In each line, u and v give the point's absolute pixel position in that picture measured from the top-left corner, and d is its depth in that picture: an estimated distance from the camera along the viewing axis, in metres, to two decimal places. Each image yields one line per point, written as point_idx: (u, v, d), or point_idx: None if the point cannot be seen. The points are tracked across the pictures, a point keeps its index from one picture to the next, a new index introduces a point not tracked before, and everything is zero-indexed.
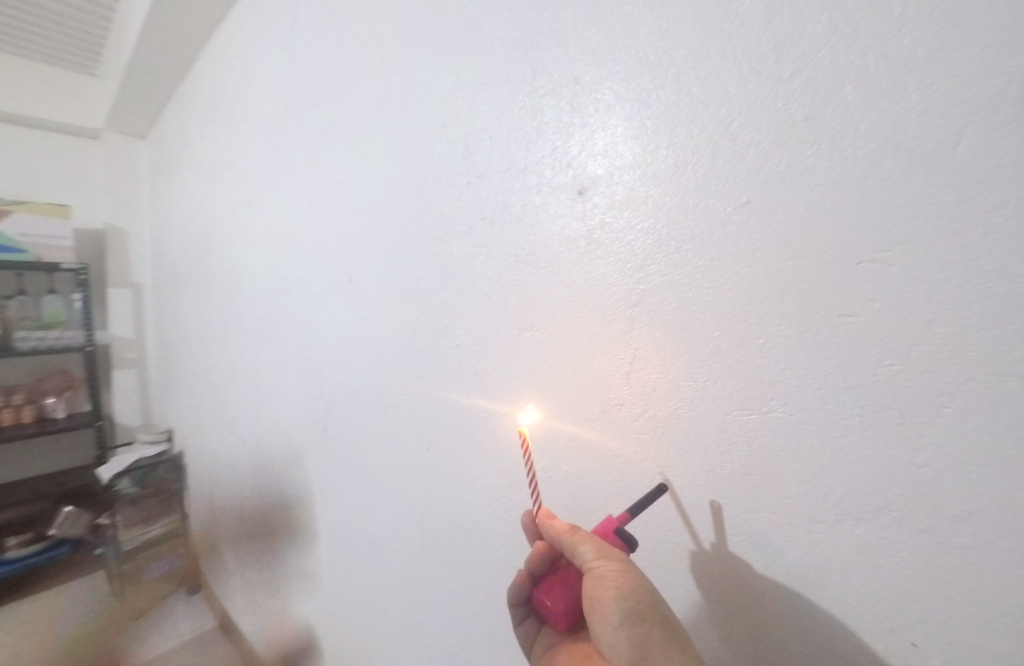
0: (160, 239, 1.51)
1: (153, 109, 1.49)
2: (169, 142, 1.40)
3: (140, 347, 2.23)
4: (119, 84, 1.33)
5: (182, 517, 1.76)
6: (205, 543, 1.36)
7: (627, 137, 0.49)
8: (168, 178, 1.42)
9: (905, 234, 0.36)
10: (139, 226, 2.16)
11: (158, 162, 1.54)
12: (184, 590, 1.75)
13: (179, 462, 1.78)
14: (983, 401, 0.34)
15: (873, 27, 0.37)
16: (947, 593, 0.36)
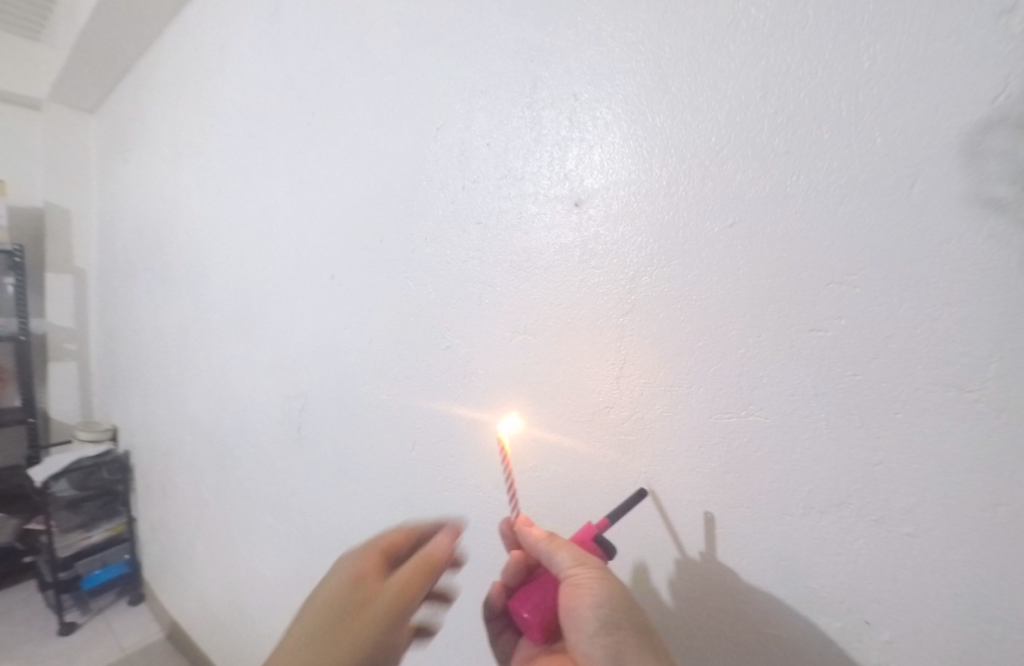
0: (110, 223, 1.40)
1: (107, 84, 1.38)
2: (126, 119, 1.30)
3: (81, 339, 2.04)
4: (72, 55, 1.22)
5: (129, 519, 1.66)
6: (153, 547, 1.29)
7: (623, 155, 0.52)
8: (122, 158, 1.33)
9: (870, 260, 0.41)
10: (84, 207, 1.98)
11: (109, 139, 1.43)
12: (128, 594, 1.68)
13: (126, 463, 1.62)
14: (930, 409, 0.39)
15: (847, 72, 0.41)
16: (894, 575, 0.41)
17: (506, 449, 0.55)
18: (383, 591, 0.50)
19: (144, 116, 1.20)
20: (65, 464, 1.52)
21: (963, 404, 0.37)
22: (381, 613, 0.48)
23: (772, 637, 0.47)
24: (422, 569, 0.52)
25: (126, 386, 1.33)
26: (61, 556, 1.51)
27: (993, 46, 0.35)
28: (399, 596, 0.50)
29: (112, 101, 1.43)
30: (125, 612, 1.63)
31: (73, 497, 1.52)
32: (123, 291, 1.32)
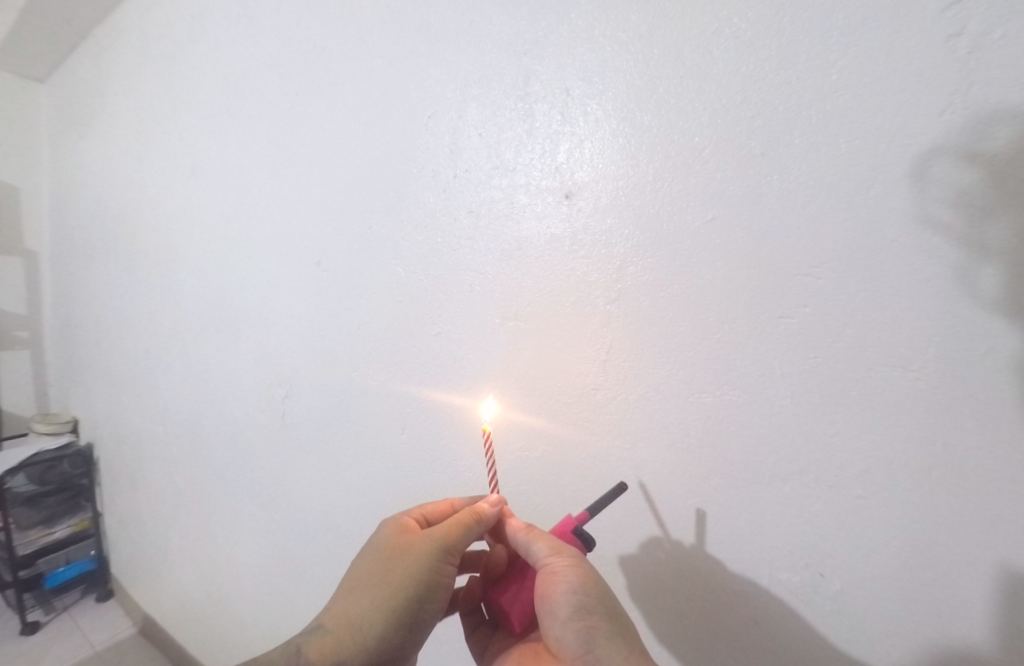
0: (64, 203, 1.32)
1: (57, 53, 1.28)
2: (82, 92, 1.22)
3: (34, 327, 1.83)
4: (19, 19, 1.13)
5: (95, 514, 1.56)
6: (120, 542, 1.24)
7: (611, 150, 0.55)
8: (76, 132, 1.25)
9: (832, 254, 0.46)
10: (35, 182, 1.77)
11: (60, 113, 1.34)
12: (96, 592, 1.60)
13: (89, 455, 1.52)
14: (879, 386, 0.44)
15: (816, 83, 0.45)
16: (848, 533, 0.47)
17: (489, 432, 0.57)
18: (428, 535, 0.55)
19: (103, 87, 1.13)
20: (23, 459, 1.42)
21: (907, 381, 0.43)
22: (425, 555, 0.54)
23: (741, 592, 0.53)
24: (466, 520, 0.55)
25: (86, 374, 1.27)
26: (20, 555, 1.43)
27: (940, 68, 0.40)
28: (444, 542, 0.54)
29: (63, 70, 1.33)
30: (88, 610, 1.56)
31: (33, 492, 1.44)
32: (80, 274, 1.25)
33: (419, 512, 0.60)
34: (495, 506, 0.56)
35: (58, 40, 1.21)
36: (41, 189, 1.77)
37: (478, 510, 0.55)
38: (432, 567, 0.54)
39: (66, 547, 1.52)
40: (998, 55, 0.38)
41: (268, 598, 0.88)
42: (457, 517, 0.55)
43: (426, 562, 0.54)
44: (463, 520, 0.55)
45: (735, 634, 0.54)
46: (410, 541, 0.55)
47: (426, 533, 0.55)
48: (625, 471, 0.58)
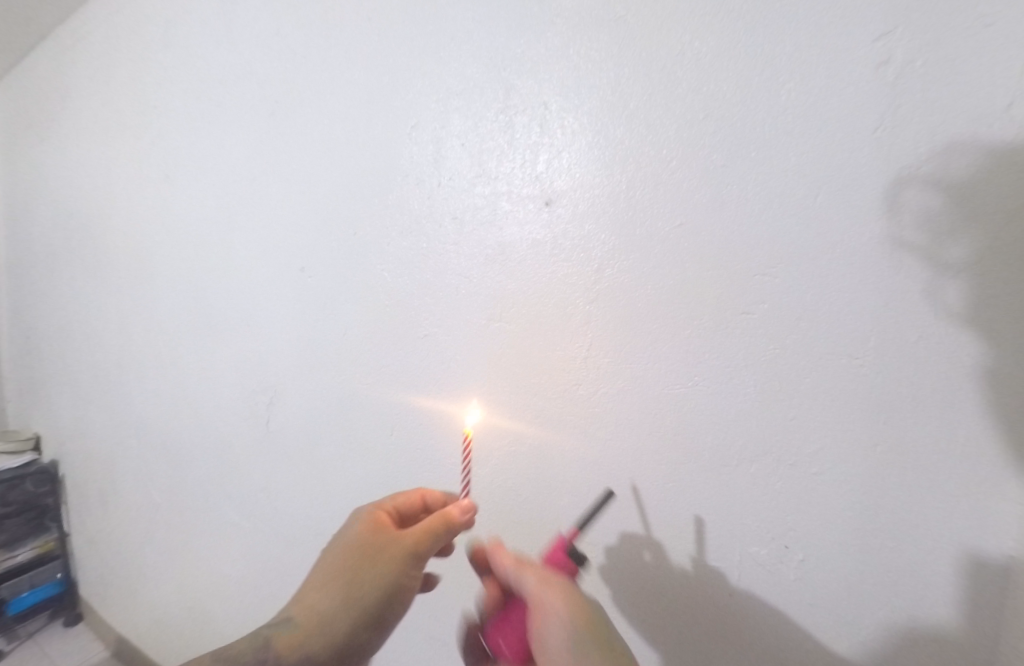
0: (21, 210, 1.26)
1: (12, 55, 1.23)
2: (42, 95, 1.17)
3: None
4: None
5: (60, 535, 1.47)
6: (90, 562, 1.20)
7: (587, 161, 0.59)
8: (36, 135, 1.20)
9: (786, 256, 0.51)
10: None
11: (16, 116, 1.28)
12: (62, 618, 1.50)
13: (54, 473, 1.43)
14: (829, 372, 0.50)
15: (768, 103, 0.51)
16: (808, 506, 0.52)
17: (466, 433, 0.59)
18: (400, 538, 0.56)
19: (65, 92, 1.09)
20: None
21: (853, 367, 0.49)
22: (396, 558, 0.56)
23: (717, 568, 0.57)
24: (436, 529, 0.56)
25: (48, 388, 1.22)
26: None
27: (872, 93, 0.46)
28: (415, 546, 0.56)
29: (19, 73, 1.28)
30: (54, 636, 1.47)
31: None
32: (40, 285, 1.20)
33: (392, 504, 0.61)
34: (465, 513, 0.57)
35: (14, 42, 1.16)
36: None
37: (448, 515, 0.56)
38: (402, 569, 0.56)
39: (31, 570, 1.43)
40: (919, 82, 0.44)
41: (251, 609, 0.87)
42: (429, 523, 0.56)
43: (396, 564, 0.56)
44: (435, 525, 0.56)
45: (711, 608, 0.58)
46: (382, 543, 0.56)
47: (399, 535, 0.57)
48: (607, 462, 0.62)
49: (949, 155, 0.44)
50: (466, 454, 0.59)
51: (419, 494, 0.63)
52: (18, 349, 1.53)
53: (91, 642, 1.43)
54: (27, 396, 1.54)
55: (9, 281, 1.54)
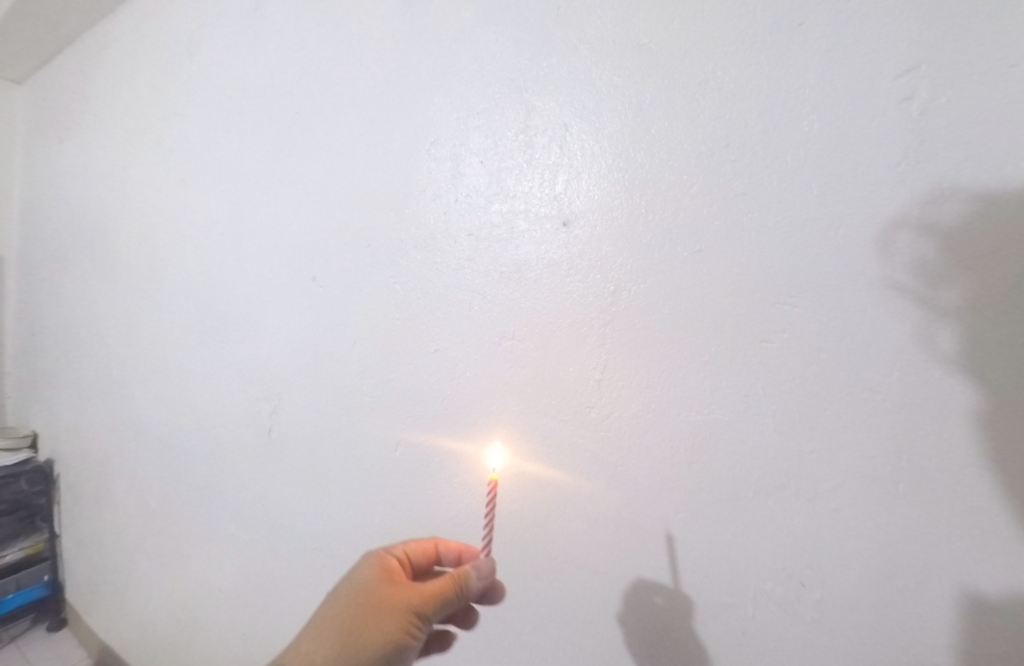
0: (35, 208, 1.27)
1: (40, 56, 1.25)
2: (65, 96, 1.19)
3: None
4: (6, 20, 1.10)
5: (50, 536, 1.44)
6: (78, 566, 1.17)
7: (606, 184, 0.59)
8: (55, 135, 1.21)
9: (808, 286, 0.50)
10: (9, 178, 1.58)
11: (37, 116, 1.30)
12: (46, 623, 1.46)
13: (47, 472, 1.40)
14: (849, 406, 0.49)
15: (791, 134, 0.50)
16: (825, 545, 0.50)
17: (494, 479, 0.57)
18: (405, 592, 0.55)
19: (88, 94, 1.10)
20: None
21: (875, 401, 0.48)
22: (398, 611, 0.54)
23: (728, 606, 0.55)
24: (447, 591, 0.55)
25: (49, 386, 1.21)
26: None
27: (896, 127, 0.46)
28: (419, 603, 0.54)
29: (43, 73, 1.29)
30: (36, 642, 1.43)
31: None
32: (49, 281, 1.20)
33: (402, 550, 0.62)
34: (482, 577, 0.56)
35: (41, 44, 1.18)
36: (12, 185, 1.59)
37: (461, 578, 0.55)
38: (403, 626, 0.53)
39: (18, 572, 1.39)
40: (943, 117, 0.45)
41: (242, 624, 0.84)
42: (440, 581, 0.55)
43: (397, 619, 0.54)
44: (446, 584, 0.55)
45: (720, 649, 0.55)
46: (385, 593, 0.55)
47: (404, 589, 0.56)
48: (616, 490, 0.60)
49: (973, 193, 0.44)
50: (490, 502, 0.58)
51: (433, 544, 0.63)
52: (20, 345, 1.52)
53: (73, 650, 1.39)
54: (27, 393, 1.53)
55: (17, 278, 1.54)
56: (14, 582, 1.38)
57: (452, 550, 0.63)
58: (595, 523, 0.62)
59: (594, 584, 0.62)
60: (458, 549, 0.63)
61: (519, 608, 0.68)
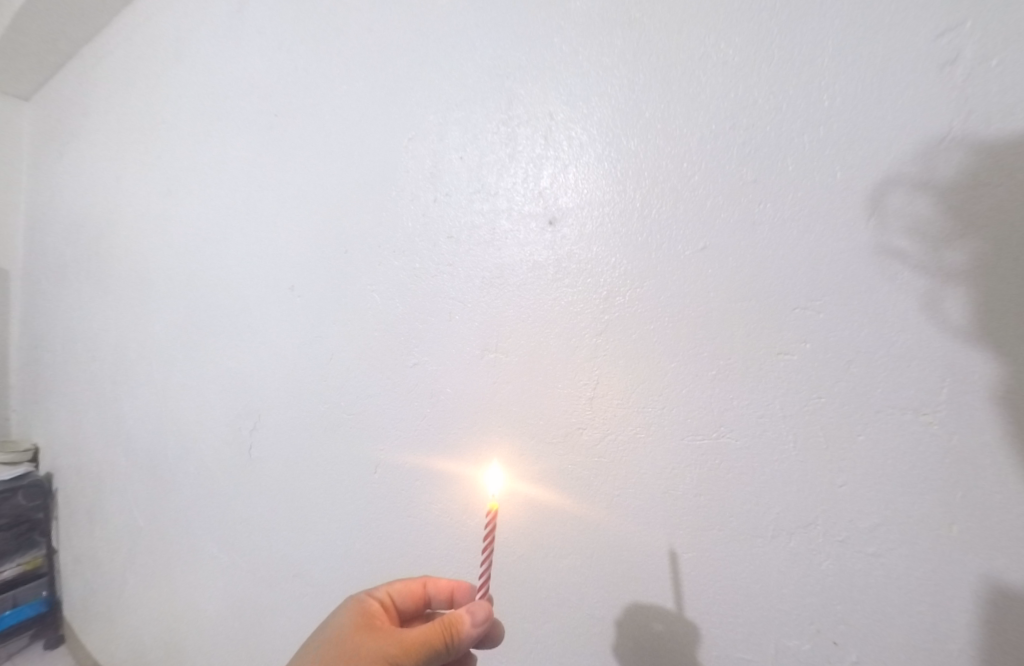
0: (41, 222, 1.29)
1: (45, 71, 1.28)
2: (67, 109, 1.20)
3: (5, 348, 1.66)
4: (8, 37, 1.12)
5: (49, 551, 1.44)
6: (77, 582, 1.16)
7: (595, 177, 0.52)
8: (59, 149, 1.23)
9: (833, 287, 0.42)
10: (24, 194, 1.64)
11: (45, 131, 1.33)
12: (45, 639, 1.45)
13: (44, 486, 1.41)
14: (887, 431, 0.40)
15: (810, 109, 0.43)
16: (861, 596, 0.42)
17: (493, 511, 0.50)
18: (380, 640, 0.48)
19: (87, 107, 1.12)
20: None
21: (919, 426, 0.39)
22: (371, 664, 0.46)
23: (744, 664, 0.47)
24: (433, 639, 0.48)
25: (51, 398, 1.21)
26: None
27: (936, 96, 0.38)
28: (397, 653, 0.47)
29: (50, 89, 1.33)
30: (36, 659, 1.42)
31: None
32: (52, 293, 1.21)
33: (386, 592, 0.55)
34: (476, 625, 0.49)
35: (45, 55, 1.19)
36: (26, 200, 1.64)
37: (453, 624, 0.48)
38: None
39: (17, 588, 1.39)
40: (995, 84, 0.36)
41: (229, 649, 0.81)
42: (427, 627, 0.48)
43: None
44: (434, 631, 0.48)
45: None
46: (358, 642, 0.48)
47: (380, 637, 0.48)
48: (613, 522, 0.53)
49: None
50: (488, 538, 0.50)
51: (421, 583, 0.56)
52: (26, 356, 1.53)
53: None
54: (34, 405, 1.55)
55: (25, 289, 1.56)
56: (13, 598, 1.38)
57: (442, 589, 0.56)
58: (588, 559, 0.55)
59: (587, 628, 0.55)
60: (450, 587, 0.56)
61: (504, 649, 0.61)
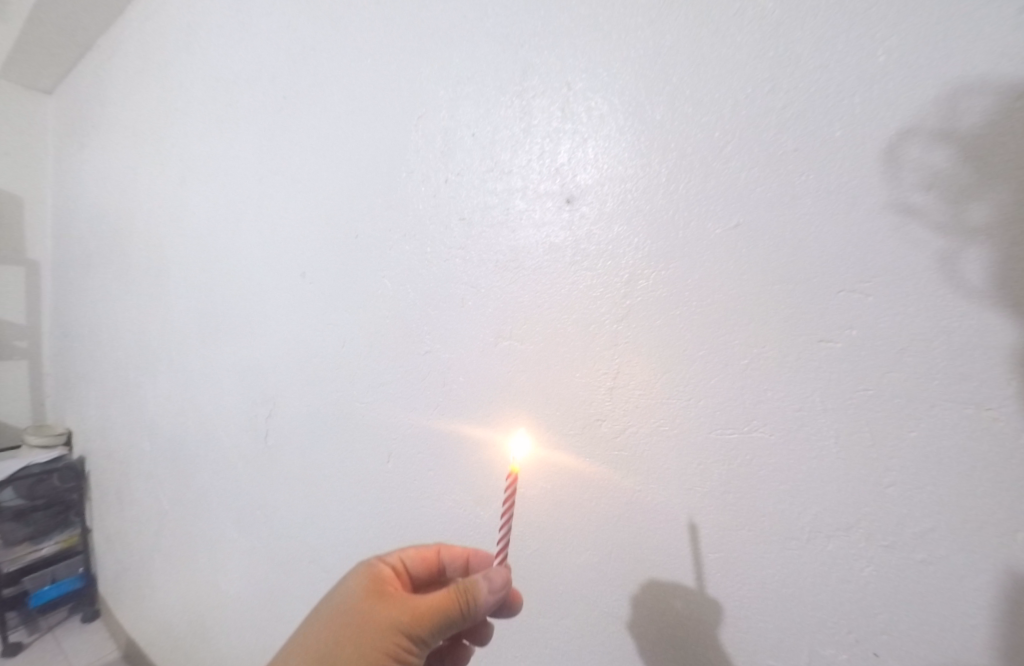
0: (67, 212, 1.32)
1: (65, 62, 1.30)
2: (87, 100, 1.22)
3: (35, 336, 1.73)
4: (27, 28, 1.14)
5: (84, 530, 1.51)
6: (111, 560, 1.20)
7: (616, 150, 0.48)
8: (81, 140, 1.25)
9: (883, 267, 0.37)
10: (52, 186, 1.68)
11: (68, 122, 1.35)
12: (82, 612, 1.53)
13: (79, 469, 1.47)
14: (943, 427, 0.36)
15: (862, 65, 0.38)
16: (907, 606, 0.38)
17: (514, 474, 0.47)
18: (390, 608, 0.46)
19: (105, 97, 1.13)
20: (12, 472, 1.36)
21: (981, 423, 0.35)
22: (381, 633, 0.45)
23: None
24: (446, 604, 0.45)
25: (82, 383, 1.25)
26: (5, 573, 1.36)
27: (1016, 43, 0.33)
28: (408, 622, 0.45)
29: (71, 80, 1.35)
30: (74, 631, 1.50)
31: (22, 507, 1.38)
32: (79, 282, 1.24)
33: (398, 558, 0.53)
34: (491, 591, 0.46)
35: (64, 45, 1.21)
36: (53, 192, 1.69)
37: (466, 589, 0.45)
38: (386, 651, 0.44)
39: (54, 564, 1.46)
40: None
41: (250, 629, 0.82)
42: (439, 595, 0.46)
43: (379, 643, 0.44)
44: (446, 598, 0.46)
45: None
46: (366, 610, 0.46)
47: (390, 604, 0.47)
48: (633, 518, 0.50)
49: None
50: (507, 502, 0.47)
51: (434, 551, 0.54)
52: (58, 342, 1.58)
53: (107, 639, 1.45)
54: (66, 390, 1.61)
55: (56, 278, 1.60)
56: (51, 573, 1.45)
57: (455, 559, 0.54)
58: (606, 556, 0.52)
59: (605, 626, 0.53)
60: (465, 554, 0.54)
61: (519, 642, 0.60)
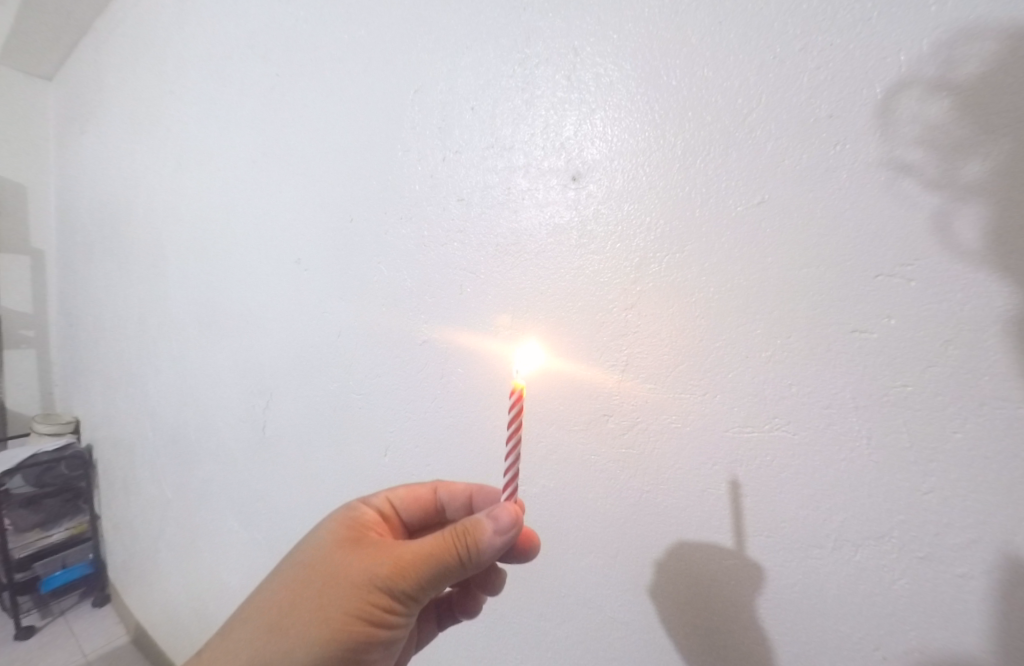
0: (70, 201, 1.32)
1: (63, 47, 1.29)
2: (85, 85, 1.21)
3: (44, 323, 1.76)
4: (23, 12, 1.12)
5: (93, 517, 1.54)
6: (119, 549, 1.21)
7: (626, 120, 0.44)
8: (81, 126, 1.24)
9: (926, 246, 0.33)
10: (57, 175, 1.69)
11: (68, 108, 1.34)
12: (93, 597, 1.56)
13: (87, 457, 1.50)
14: (993, 429, 0.32)
15: (909, 17, 0.33)
16: (943, 626, 0.34)
17: (519, 391, 0.43)
18: (372, 560, 0.42)
19: (103, 82, 1.11)
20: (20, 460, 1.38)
21: None
22: (361, 587, 0.41)
23: None
24: (443, 550, 0.42)
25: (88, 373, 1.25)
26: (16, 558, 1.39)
27: None
28: (397, 572, 0.41)
29: (69, 66, 1.33)
30: (86, 615, 1.53)
31: (31, 494, 1.40)
32: (83, 270, 1.24)
33: (385, 500, 0.51)
34: (496, 533, 0.42)
35: (61, 30, 1.19)
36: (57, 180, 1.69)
37: (467, 532, 0.42)
38: (370, 608, 0.40)
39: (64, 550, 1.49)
40: None
41: None
42: (434, 540, 0.42)
43: (359, 599, 0.40)
44: (441, 545, 0.42)
45: None
46: (347, 560, 0.42)
47: (373, 555, 0.43)
48: (641, 520, 0.47)
49: None
50: (513, 428, 0.43)
51: (431, 490, 0.52)
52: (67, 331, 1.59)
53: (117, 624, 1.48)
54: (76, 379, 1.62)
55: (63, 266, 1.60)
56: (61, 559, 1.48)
57: (451, 491, 0.52)
58: (611, 559, 0.49)
59: (607, 631, 0.50)
60: (468, 491, 0.52)
61: (518, 643, 0.58)
